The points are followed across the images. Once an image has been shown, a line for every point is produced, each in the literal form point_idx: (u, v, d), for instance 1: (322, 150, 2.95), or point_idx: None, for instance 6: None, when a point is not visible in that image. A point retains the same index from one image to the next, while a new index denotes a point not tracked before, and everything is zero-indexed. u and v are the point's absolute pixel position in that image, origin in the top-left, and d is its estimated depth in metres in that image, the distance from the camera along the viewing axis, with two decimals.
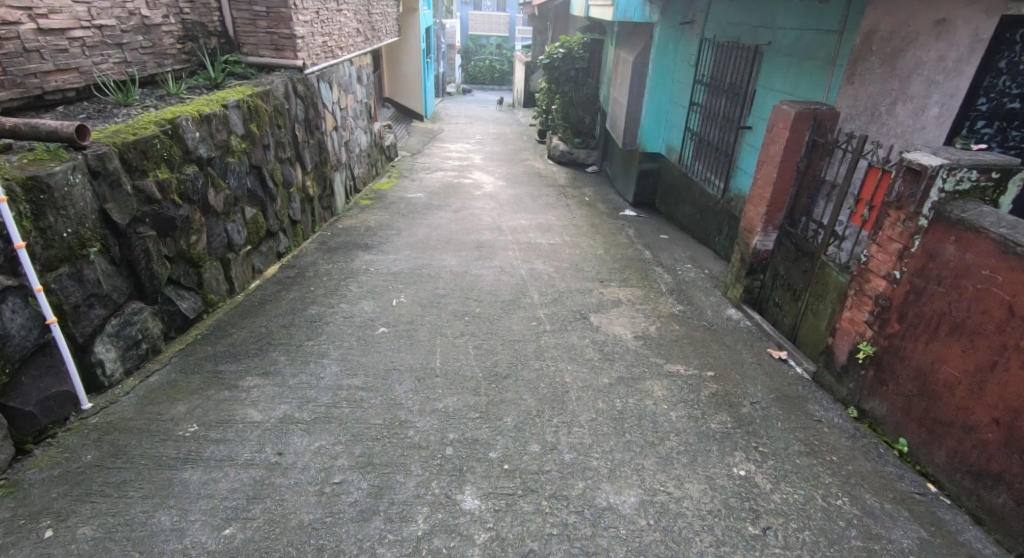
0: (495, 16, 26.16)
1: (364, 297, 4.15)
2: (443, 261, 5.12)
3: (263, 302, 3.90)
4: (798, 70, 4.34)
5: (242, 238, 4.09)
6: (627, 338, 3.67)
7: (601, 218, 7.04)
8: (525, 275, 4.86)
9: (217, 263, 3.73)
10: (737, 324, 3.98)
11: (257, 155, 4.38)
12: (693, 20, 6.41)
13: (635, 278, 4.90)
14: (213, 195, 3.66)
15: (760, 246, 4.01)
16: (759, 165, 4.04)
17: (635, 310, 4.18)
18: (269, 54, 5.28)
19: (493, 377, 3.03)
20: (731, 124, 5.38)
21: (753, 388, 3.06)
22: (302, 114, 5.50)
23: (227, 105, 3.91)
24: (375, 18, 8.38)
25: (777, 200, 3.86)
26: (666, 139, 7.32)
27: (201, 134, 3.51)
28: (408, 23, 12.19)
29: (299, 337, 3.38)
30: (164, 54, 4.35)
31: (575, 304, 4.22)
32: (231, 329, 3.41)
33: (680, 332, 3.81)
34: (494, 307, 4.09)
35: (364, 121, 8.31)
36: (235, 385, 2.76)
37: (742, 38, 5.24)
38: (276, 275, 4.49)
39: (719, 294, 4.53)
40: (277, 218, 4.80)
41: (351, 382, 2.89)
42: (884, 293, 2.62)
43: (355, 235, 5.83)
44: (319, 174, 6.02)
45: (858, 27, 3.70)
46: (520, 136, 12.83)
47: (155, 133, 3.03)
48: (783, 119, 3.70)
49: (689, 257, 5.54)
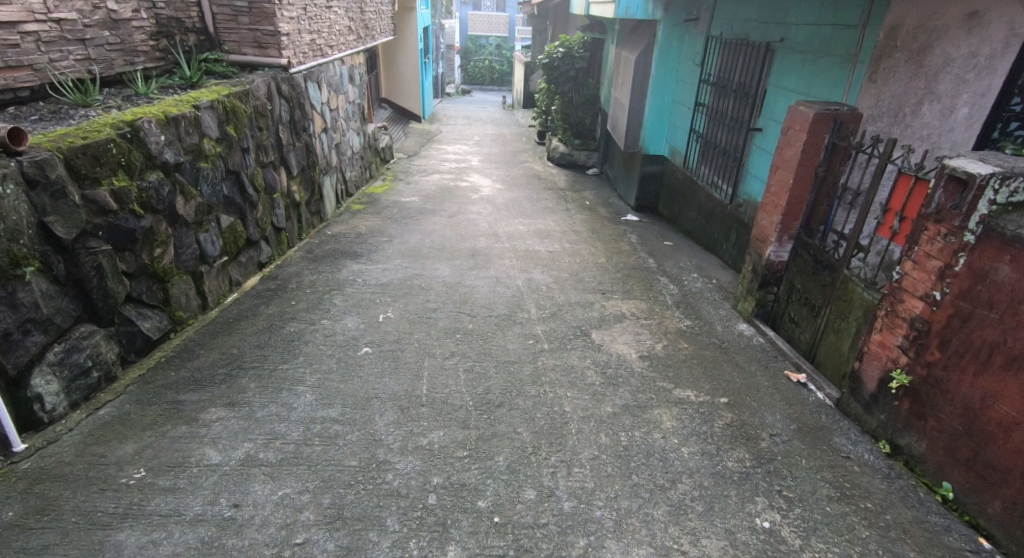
0: (494, 15, 25.92)
1: (348, 312, 3.87)
2: (435, 271, 4.84)
3: (239, 319, 3.61)
4: (813, 68, 4.05)
5: (217, 248, 3.82)
6: (632, 360, 3.39)
7: (602, 223, 6.75)
8: (522, 286, 4.58)
9: (188, 277, 3.45)
10: (750, 341, 3.69)
11: (235, 159, 4.10)
12: (698, 16, 6.13)
13: (639, 290, 4.62)
14: (182, 203, 3.38)
15: (774, 258, 3.74)
16: (773, 170, 3.76)
17: (640, 326, 3.90)
18: (252, 52, 4.99)
19: (485, 406, 2.75)
20: (740, 126, 5.10)
21: (772, 417, 2.77)
22: (288, 115, 5.22)
23: (199, 107, 3.62)
24: (369, 16, 8.11)
25: (793, 208, 3.58)
26: (670, 141, 7.04)
27: (168, 137, 3.23)
28: (404, 23, 11.95)
29: (274, 360, 3.09)
30: (135, 52, 4.07)
31: (576, 319, 3.94)
32: (199, 351, 3.12)
33: (689, 351, 3.53)
34: (488, 323, 3.80)
35: (357, 122, 8.03)
36: (195, 419, 2.47)
37: (752, 35, 4.95)
38: (255, 287, 4.20)
39: (729, 307, 4.25)
40: (259, 226, 4.51)
41: (327, 413, 2.60)
42: (922, 316, 2.34)
43: (344, 242, 5.54)
44: (307, 179, 5.74)
45: (880, 21, 3.41)
46: (519, 138, 12.54)
47: (110, 137, 2.75)
48: (800, 120, 3.43)
49: (696, 265, 5.25)
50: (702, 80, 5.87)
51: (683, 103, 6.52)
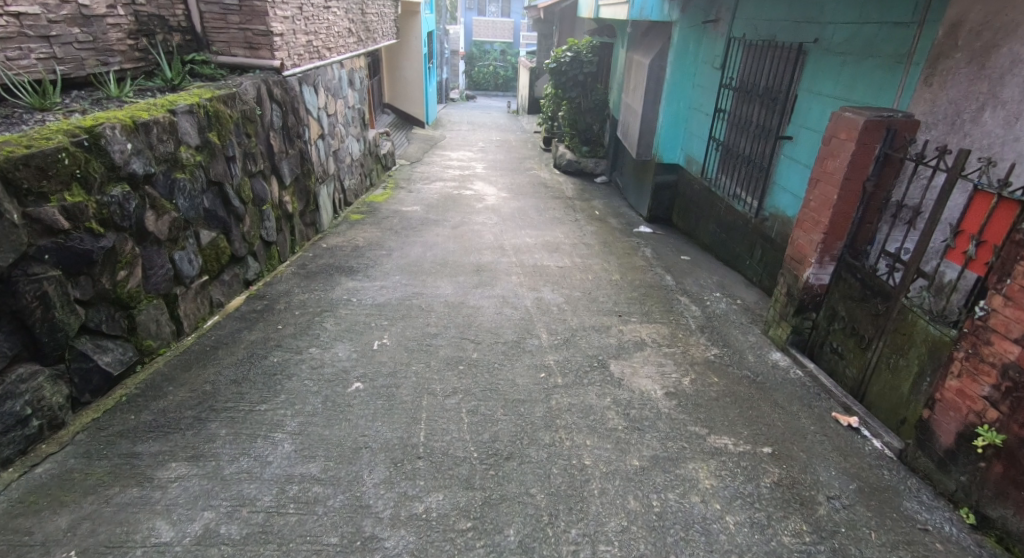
0: (500, 20, 25.64)
1: (339, 339, 3.49)
2: (436, 290, 4.46)
3: (217, 347, 3.25)
4: (856, 70, 3.67)
5: (196, 267, 3.46)
6: (657, 397, 3.01)
7: (615, 235, 6.38)
8: (531, 307, 4.20)
9: (161, 301, 3.09)
10: (788, 375, 3.30)
11: (218, 168, 3.74)
12: (717, 18, 5.77)
13: (658, 311, 4.24)
14: (153, 219, 3.02)
15: (814, 280, 3.36)
16: (811, 183, 3.40)
17: (663, 355, 3.52)
18: (242, 53, 4.65)
19: (492, 459, 2.38)
20: (767, 133, 4.72)
21: (826, 472, 2.40)
22: (280, 121, 4.86)
23: (175, 111, 3.27)
24: (370, 19, 7.78)
25: (837, 226, 3.21)
26: (685, 150, 6.68)
27: (136, 146, 2.87)
28: (408, 27, 11.57)
29: (251, 399, 2.72)
30: (110, 51, 3.73)
31: (591, 347, 3.57)
32: (167, 388, 2.75)
33: (720, 387, 3.15)
34: (494, 352, 3.42)
35: (357, 128, 7.69)
36: (149, 478, 2.11)
37: (781, 36, 4.57)
38: (240, 308, 3.84)
39: (760, 333, 3.87)
40: (245, 241, 4.15)
41: (307, 469, 2.23)
42: (1017, 364, 1.96)
43: (340, 256, 5.17)
44: (300, 188, 5.38)
45: (939, 18, 3.01)
46: (525, 144, 12.18)
47: (62, 145, 2.39)
48: (846, 128, 3.06)
49: (718, 283, 4.87)
50: (723, 84, 5.51)
51: (701, 109, 6.15)
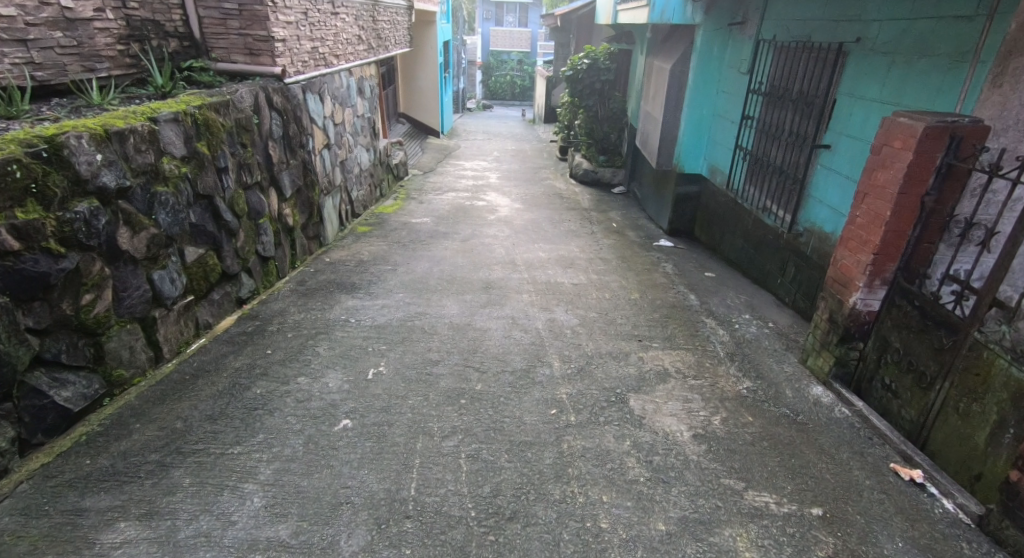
0: (516, 30, 25.49)
1: (331, 367, 3.18)
2: (441, 309, 4.14)
3: (197, 375, 2.96)
4: (908, 71, 3.29)
5: (180, 287, 3.18)
6: (684, 441, 2.65)
7: (633, 249, 6.02)
8: (542, 329, 3.86)
9: (136, 326, 2.82)
10: (832, 415, 2.94)
11: (208, 180, 3.48)
12: (745, 19, 5.42)
13: (682, 335, 3.88)
14: (128, 236, 2.75)
15: (861, 306, 3.01)
16: (857, 198, 3.06)
17: (689, 389, 3.15)
18: (242, 60, 4.39)
19: (492, 520, 2.08)
20: (801, 141, 4.34)
21: (890, 544, 2.09)
22: (280, 130, 4.62)
23: (157, 119, 3.01)
24: (382, 26, 7.54)
25: (889, 246, 2.86)
26: (708, 159, 6.33)
27: (108, 157, 2.62)
28: (422, 35, 11.37)
29: (224, 440, 2.41)
30: (97, 57, 3.51)
31: (608, 378, 3.21)
32: (135, 424, 2.47)
33: (756, 428, 2.79)
34: (501, 384, 3.08)
35: (367, 137, 7.46)
36: (90, 544, 1.87)
37: (819, 36, 4.19)
38: (229, 330, 3.57)
39: (797, 363, 3.49)
40: (239, 257, 3.89)
41: (275, 532, 1.96)
42: None
43: (342, 271, 4.90)
44: (303, 200, 5.13)
45: (1012, 10, 2.62)
46: (540, 154, 11.89)
47: (12, 156, 2.16)
48: (903, 136, 2.72)
49: (746, 303, 4.49)
50: (750, 89, 5.16)
51: (727, 116, 5.80)
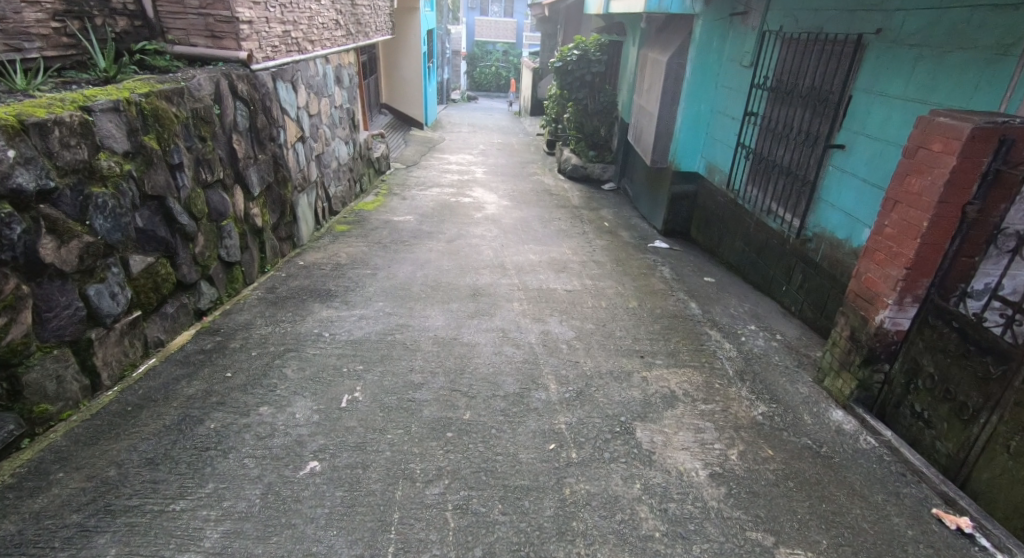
0: (502, 20, 24.98)
1: (299, 393, 2.80)
2: (425, 321, 3.78)
3: (141, 406, 2.57)
4: (938, 66, 3.02)
5: (123, 302, 2.77)
6: (700, 482, 2.35)
7: (627, 251, 5.71)
8: (536, 344, 3.52)
9: (66, 351, 2.43)
10: (858, 446, 2.66)
11: (158, 179, 3.06)
12: (747, 9, 5.10)
13: (687, 349, 3.57)
14: (53, 247, 2.36)
15: (890, 326, 2.72)
16: (885, 205, 2.77)
17: (700, 415, 2.84)
18: (202, 43, 3.94)
19: None
20: (812, 141, 4.03)
21: None
22: (246, 121, 4.18)
23: (92, 109, 2.60)
24: (361, 11, 7.09)
25: (925, 260, 2.56)
26: (706, 157, 6.02)
27: (24, 153, 2.23)
28: (405, 23, 10.91)
29: (164, 493, 2.05)
30: (25, 34, 3.07)
31: (611, 404, 2.89)
32: (57, 474, 2.09)
33: (779, 465, 2.49)
34: (493, 413, 2.73)
35: (346, 129, 7.02)
36: None
37: (832, 28, 3.90)
38: (185, 347, 3.18)
39: (812, 382, 3.20)
40: (198, 264, 3.47)
41: None
42: None
43: (317, 276, 4.50)
44: (273, 198, 4.70)
45: None
46: (528, 148, 11.50)
47: None
48: (946, 137, 2.42)
49: (751, 312, 4.20)
50: (754, 84, 4.86)
51: (727, 112, 5.49)
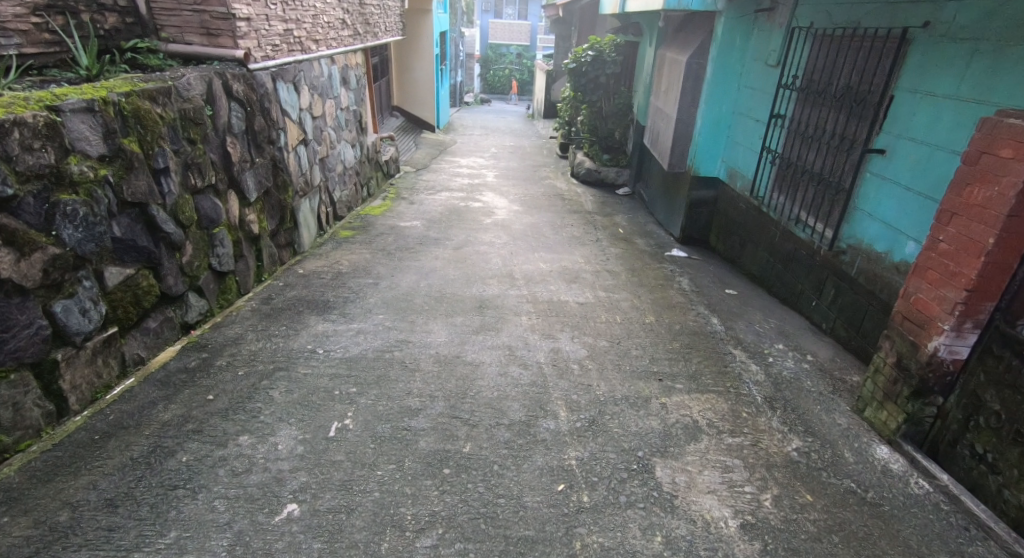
0: (516, 22, 24.73)
1: (285, 419, 2.55)
2: (427, 336, 3.52)
3: (109, 434, 2.35)
4: (1000, 63, 2.70)
5: (96, 319, 2.55)
6: (730, 535, 2.07)
7: (644, 260, 5.41)
8: (545, 364, 3.25)
9: (26, 375, 2.23)
10: (908, 491, 2.34)
11: (140, 184, 2.84)
12: (775, 5, 4.79)
13: (710, 372, 3.27)
14: (12, 261, 2.15)
15: (947, 354, 2.40)
16: (940, 218, 2.45)
17: (726, 451, 2.54)
18: (197, 41, 3.73)
19: None
20: (847, 145, 3.71)
21: None
22: (242, 123, 3.97)
23: (62, 108, 2.40)
24: (370, 11, 6.89)
25: (989, 281, 2.25)
26: (727, 162, 5.70)
27: None
28: (416, 26, 10.75)
29: (118, 544, 1.85)
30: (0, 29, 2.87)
31: (627, 435, 2.61)
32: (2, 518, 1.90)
33: (818, 514, 2.19)
34: (495, 445, 2.46)
35: (353, 131, 6.81)
36: None
37: (871, 23, 3.58)
38: (169, 364, 2.96)
39: (851, 413, 2.87)
40: (186, 275, 3.25)
41: None
42: None
43: (315, 286, 4.27)
44: (272, 203, 4.47)
45: None
46: (541, 151, 11.22)
47: None
48: (1018, 141, 2.10)
49: (778, 329, 3.89)
50: (782, 84, 4.54)
51: (751, 114, 5.17)
